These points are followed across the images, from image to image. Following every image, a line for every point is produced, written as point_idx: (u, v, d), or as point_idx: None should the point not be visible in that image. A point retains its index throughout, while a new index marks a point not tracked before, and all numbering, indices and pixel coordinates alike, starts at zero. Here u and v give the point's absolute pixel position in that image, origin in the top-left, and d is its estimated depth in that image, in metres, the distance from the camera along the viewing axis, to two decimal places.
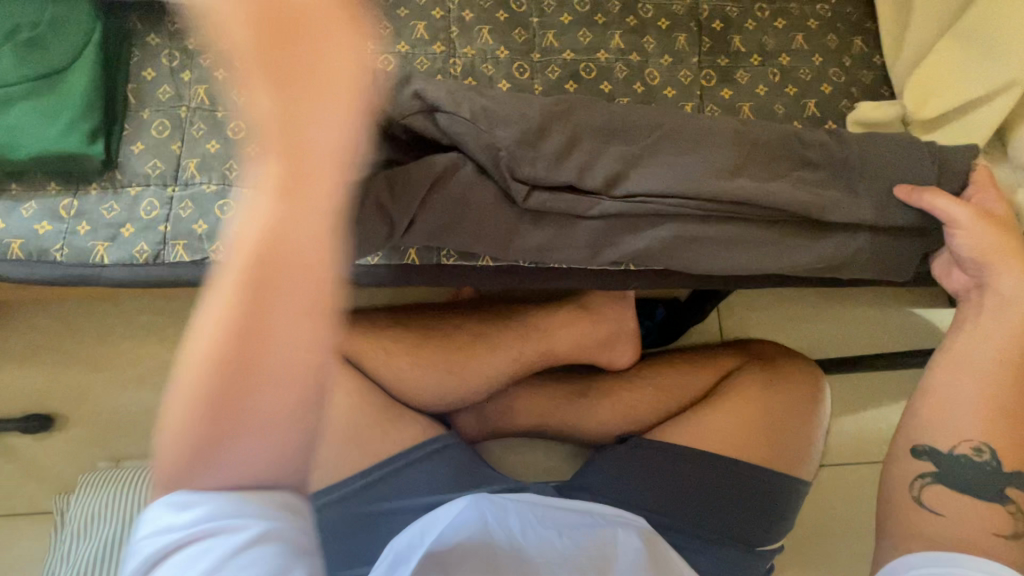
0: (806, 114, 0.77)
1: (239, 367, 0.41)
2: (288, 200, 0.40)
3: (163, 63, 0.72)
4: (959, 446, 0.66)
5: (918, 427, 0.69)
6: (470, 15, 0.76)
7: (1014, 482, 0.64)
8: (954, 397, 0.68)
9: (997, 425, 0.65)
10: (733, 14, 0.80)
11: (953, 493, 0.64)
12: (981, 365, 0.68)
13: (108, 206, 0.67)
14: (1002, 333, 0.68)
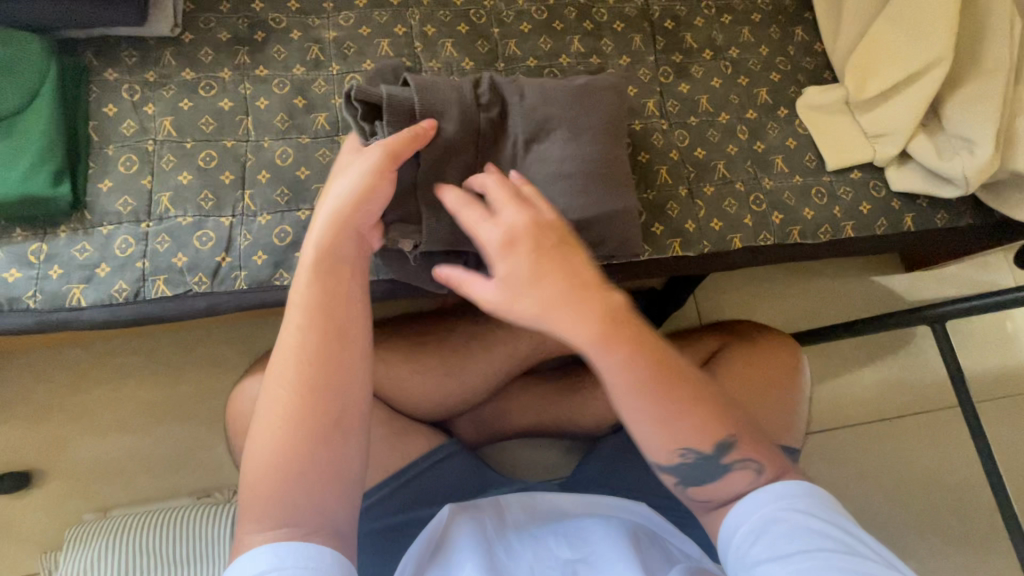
0: (759, 101, 0.81)
1: (323, 368, 0.54)
2: (350, 263, 0.58)
3: (124, 97, 0.70)
4: (672, 456, 0.55)
5: (642, 437, 0.54)
6: (432, 30, 0.78)
7: (727, 451, 0.55)
8: (628, 412, 0.53)
9: (686, 428, 0.54)
10: (683, 13, 0.84)
11: (706, 485, 0.56)
12: (587, 347, 0.51)
13: (80, 247, 0.65)
14: (615, 357, 0.51)
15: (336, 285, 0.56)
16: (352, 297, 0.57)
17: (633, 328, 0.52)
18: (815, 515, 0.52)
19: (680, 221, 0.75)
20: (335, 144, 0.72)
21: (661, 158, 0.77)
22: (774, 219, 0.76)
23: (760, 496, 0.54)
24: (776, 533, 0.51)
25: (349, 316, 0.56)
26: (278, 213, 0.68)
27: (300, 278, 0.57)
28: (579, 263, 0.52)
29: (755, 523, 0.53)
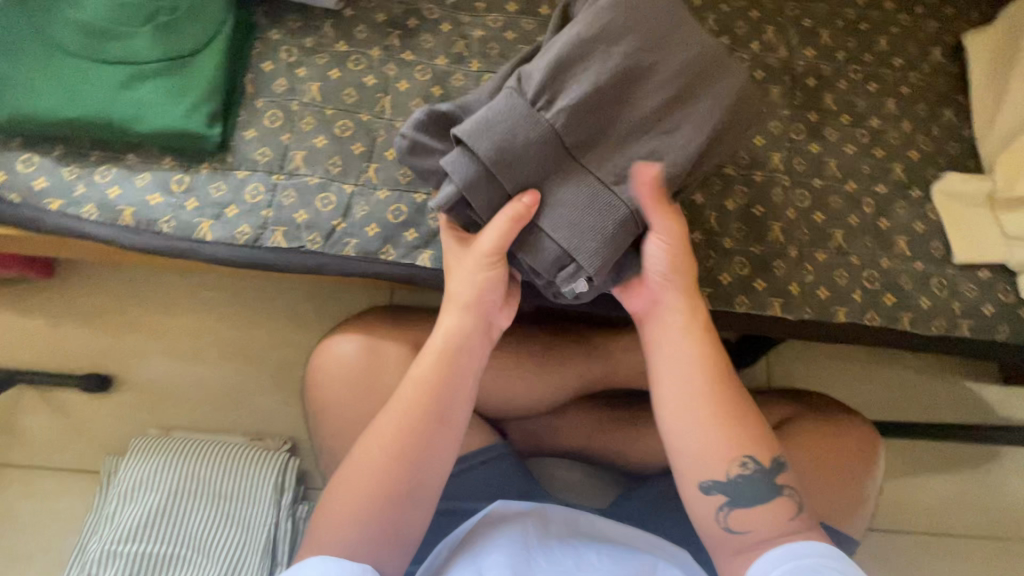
0: (892, 177, 0.78)
1: (426, 427, 0.61)
2: (469, 333, 0.66)
3: (281, 57, 0.75)
4: (731, 469, 0.62)
5: (699, 439, 0.63)
6: None
7: (780, 472, 0.63)
8: (689, 403, 0.64)
9: (749, 432, 0.63)
10: (827, 73, 0.82)
11: (750, 508, 0.61)
12: (678, 320, 0.67)
13: (216, 186, 0.70)
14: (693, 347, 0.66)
15: (451, 352, 0.65)
16: (465, 370, 0.65)
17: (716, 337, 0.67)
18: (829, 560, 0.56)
19: (784, 281, 0.72)
20: None
21: (777, 215, 0.75)
22: (887, 299, 0.73)
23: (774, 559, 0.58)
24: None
25: (460, 381, 0.64)
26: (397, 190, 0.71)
27: (431, 344, 0.66)
28: (683, 270, 0.67)
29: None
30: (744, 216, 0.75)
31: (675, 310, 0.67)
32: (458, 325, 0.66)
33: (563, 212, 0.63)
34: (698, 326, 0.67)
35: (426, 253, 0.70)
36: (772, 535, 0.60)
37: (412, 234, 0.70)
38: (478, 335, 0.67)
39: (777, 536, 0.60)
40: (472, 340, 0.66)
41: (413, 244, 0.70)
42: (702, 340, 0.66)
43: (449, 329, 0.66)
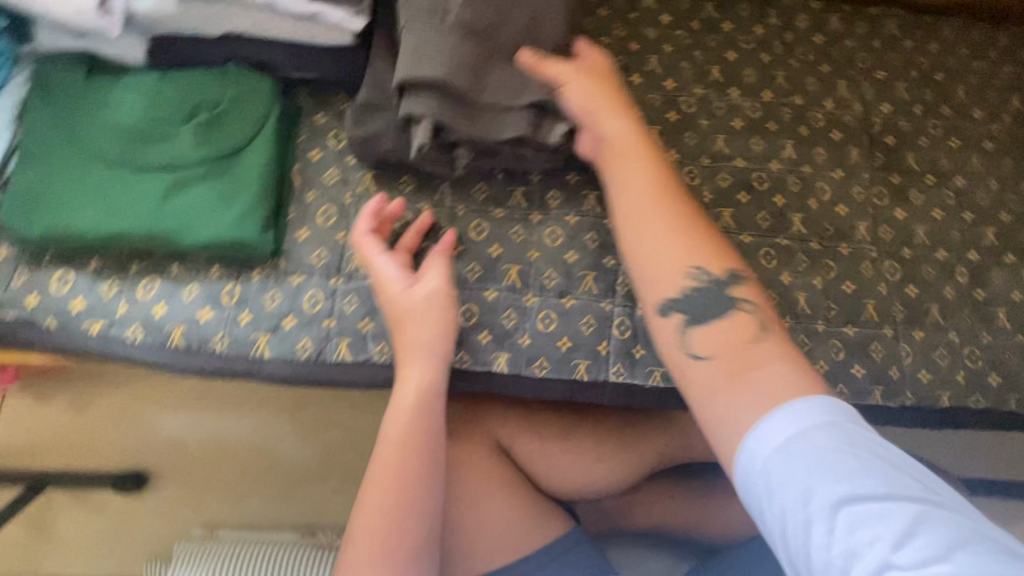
0: (983, 243, 0.73)
1: (409, 477, 0.53)
2: (438, 358, 0.57)
3: (330, 145, 0.69)
4: (681, 279, 0.52)
5: (643, 240, 0.53)
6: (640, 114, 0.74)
7: (735, 284, 0.52)
8: (634, 222, 0.54)
9: (694, 241, 0.53)
10: (906, 129, 0.77)
11: (710, 324, 0.50)
12: (620, 142, 0.57)
13: (271, 295, 0.64)
14: (638, 164, 0.56)
15: (423, 390, 0.56)
16: (435, 403, 0.56)
17: (657, 150, 0.58)
18: (972, 517, 0.40)
19: (883, 365, 0.68)
20: (530, 225, 0.69)
21: (869, 291, 0.70)
22: (991, 379, 0.68)
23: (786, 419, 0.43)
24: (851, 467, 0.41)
25: (433, 414, 0.56)
26: (466, 289, 0.65)
27: (401, 391, 0.56)
28: (615, 97, 0.59)
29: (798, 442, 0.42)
30: (833, 295, 0.70)
31: (618, 136, 0.58)
32: (426, 361, 0.57)
33: (511, 99, 0.61)
34: (647, 144, 0.57)
35: (502, 356, 0.64)
36: (737, 355, 0.48)
37: (487, 336, 0.64)
38: (443, 363, 0.58)
39: (744, 358, 0.48)
40: (439, 365, 0.57)
41: (486, 347, 0.64)
42: (643, 155, 0.57)
43: (416, 375, 0.56)
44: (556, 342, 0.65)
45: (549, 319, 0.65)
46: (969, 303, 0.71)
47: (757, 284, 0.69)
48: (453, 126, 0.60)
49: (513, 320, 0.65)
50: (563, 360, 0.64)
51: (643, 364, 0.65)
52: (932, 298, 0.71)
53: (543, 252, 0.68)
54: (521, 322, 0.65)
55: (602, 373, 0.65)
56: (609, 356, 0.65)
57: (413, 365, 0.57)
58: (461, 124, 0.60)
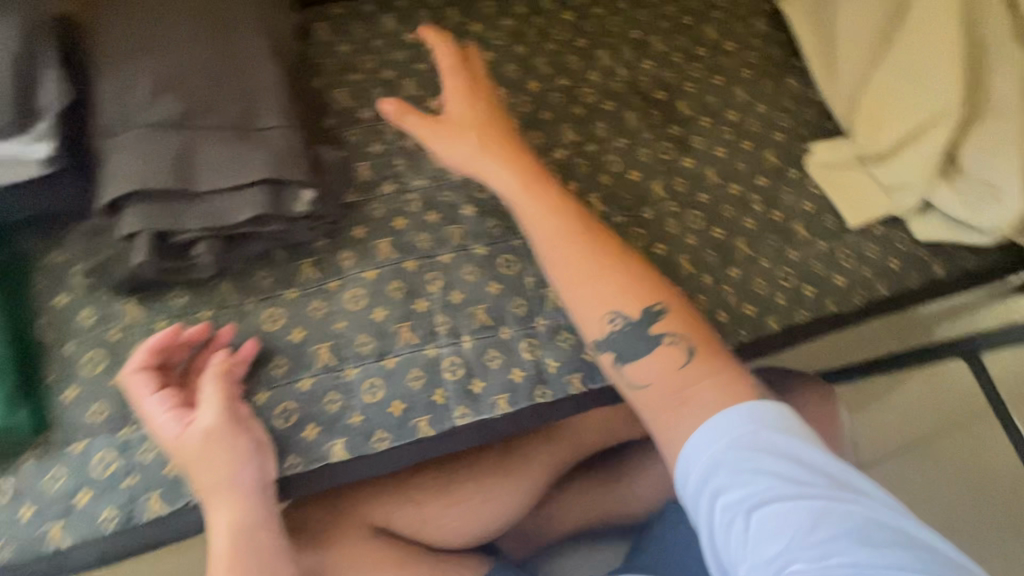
0: (768, 166, 0.76)
1: None
2: (245, 486, 0.54)
3: (77, 281, 0.61)
4: (604, 323, 0.59)
5: (574, 287, 0.59)
6: (413, 142, 0.71)
7: (651, 320, 0.58)
8: (566, 273, 0.60)
9: (615, 281, 0.59)
10: (672, 80, 0.79)
11: (638, 359, 0.58)
12: (512, 195, 0.62)
13: (51, 476, 0.55)
14: (568, 212, 0.62)
15: (236, 526, 0.53)
16: (257, 531, 0.53)
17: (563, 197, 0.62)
18: (893, 510, 0.47)
19: (711, 313, 0.70)
20: (329, 294, 0.64)
21: (680, 247, 0.72)
22: (807, 291, 0.72)
23: (742, 416, 0.52)
24: (781, 470, 0.49)
25: (258, 544, 0.53)
26: (276, 389, 0.60)
27: (216, 535, 0.53)
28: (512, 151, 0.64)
29: (738, 440, 0.51)
30: (648, 261, 0.71)
31: (506, 189, 0.63)
32: (233, 494, 0.53)
33: (230, 174, 0.57)
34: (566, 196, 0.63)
35: (337, 443, 0.60)
36: (671, 383, 0.56)
37: (313, 429, 0.60)
38: (255, 487, 0.54)
39: (675, 383, 0.56)
40: (250, 492, 0.54)
41: (317, 440, 0.60)
42: (544, 206, 0.62)
43: (225, 513, 0.53)
44: (387, 409, 0.61)
45: (374, 388, 0.61)
46: (770, 227, 0.74)
47: None
48: (179, 228, 0.56)
49: (337, 402, 0.61)
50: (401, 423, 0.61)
51: (485, 397, 0.63)
52: (737, 233, 0.73)
53: (349, 320, 0.63)
54: (346, 401, 0.61)
55: (445, 424, 0.62)
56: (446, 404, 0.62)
57: (221, 505, 0.53)
58: (184, 222, 0.56)
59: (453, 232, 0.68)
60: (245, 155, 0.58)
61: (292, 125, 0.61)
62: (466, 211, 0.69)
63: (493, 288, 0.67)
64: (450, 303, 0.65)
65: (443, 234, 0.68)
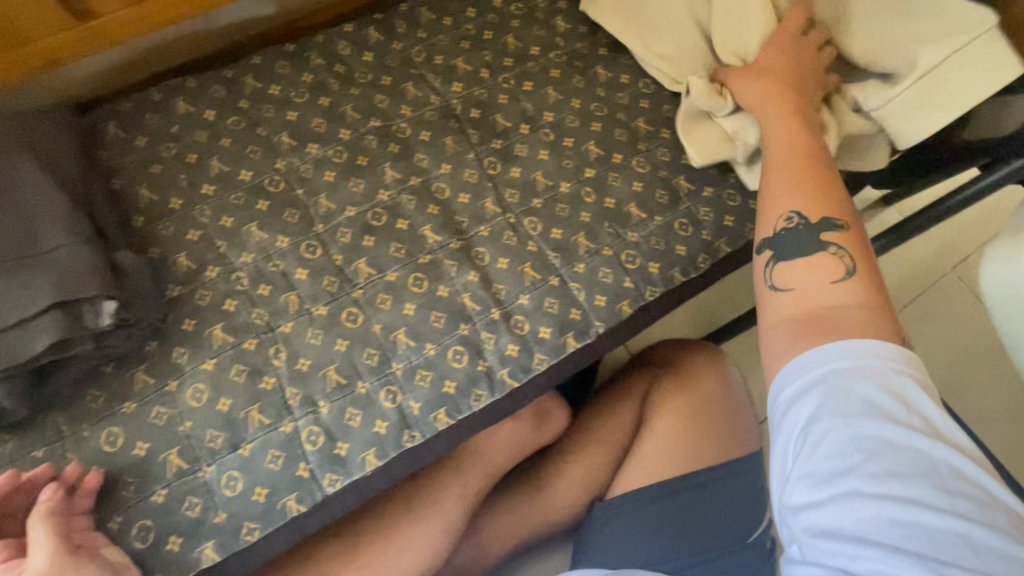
0: (592, 156, 0.78)
1: None
2: None
3: None
4: (777, 224, 0.62)
5: (774, 196, 0.64)
6: (231, 220, 0.69)
7: (829, 230, 0.60)
8: (771, 198, 0.64)
9: (815, 198, 0.62)
10: (485, 96, 0.80)
11: (794, 265, 0.60)
12: (770, 116, 0.68)
13: None
14: (792, 137, 0.66)
15: None
16: None
17: (813, 135, 0.66)
18: (975, 474, 0.46)
19: (564, 313, 0.71)
20: (168, 396, 0.62)
21: (522, 256, 0.73)
22: (652, 267, 0.74)
23: (868, 348, 0.51)
24: (884, 408, 0.48)
25: None
26: (128, 510, 0.58)
27: None
28: (785, 97, 0.68)
29: (851, 370, 0.50)
30: (493, 279, 0.71)
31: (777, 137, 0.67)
32: None
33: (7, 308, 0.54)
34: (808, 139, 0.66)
35: (207, 545, 0.59)
36: (819, 292, 0.57)
37: (178, 539, 0.58)
38: None
39: (824, 293, 0.57)
40: None
41: (185, 549, 0.58)
42: (790, 123, 0.67)
43: None
44: (252, 498, 0.60)
45: (234, 480, 0.60)
46: (606, 214, 0.76)
47: (420, 314, 0.68)
48: None
49: (198, 506, 0.59)
50: (270, 508, 0.60)
51: (352, 458, 0.62)
52: (574, 229, 0.74)
53: (193, 418, 0.61)
54: (207, 502, 0.59)
55: (316, 495, 0.61)
56: (312, 476, 0.61)
57: None
58: None
59: (290, 300, 0.67)
60: (23, 284, 0.55)
61: (80, 239, 0.58)
62: (299, 276, 0.68)
63: (340, 346, 0.66)
64: (297, 372, 0.64)
65: (280, 305, 0.67)
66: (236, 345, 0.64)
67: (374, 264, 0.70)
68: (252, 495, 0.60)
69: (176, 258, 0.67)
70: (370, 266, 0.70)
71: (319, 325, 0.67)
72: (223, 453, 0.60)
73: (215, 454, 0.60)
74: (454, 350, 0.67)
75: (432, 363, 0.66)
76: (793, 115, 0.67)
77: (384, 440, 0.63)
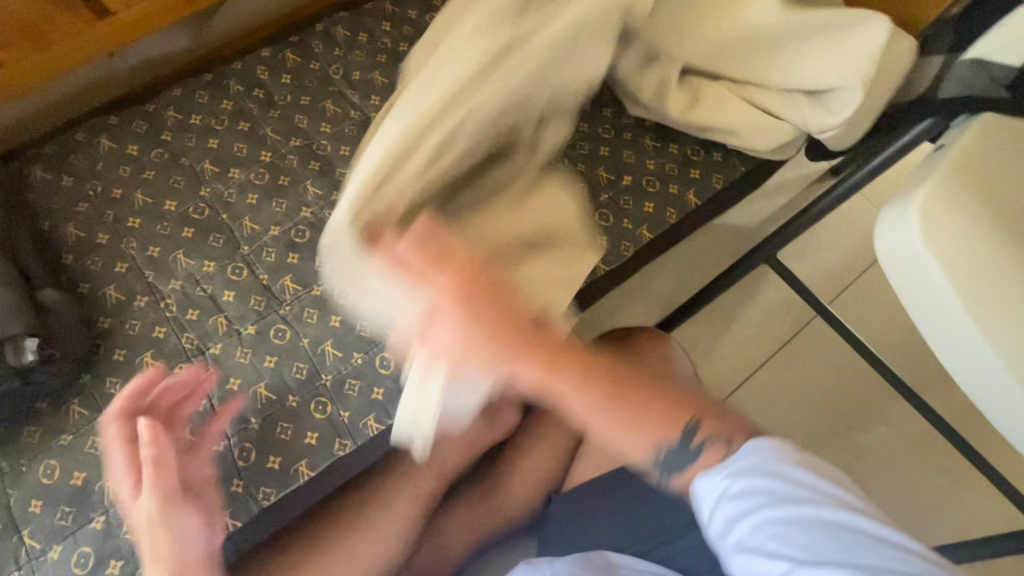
0: None
1: None
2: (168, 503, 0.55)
3: None
4: (652, 453, 0.52)
5: (604, 429, 0.51)
6: (158, 249, 0.71)
7: (686, 451, 0.52)
8: (611, 429, 0.51)
9: (632, 434, 0.51)
10: None
11: (685, 468, 0.52)
12: (541, 390, 0.49)
13: None
14: (619, 433, 0.51)
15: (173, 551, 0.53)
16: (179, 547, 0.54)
17: (626, 373, 0.52)
18: (874, 523, 0.45)
19: None
20: (103, 426, 0.64)
21: None
22: None
23: (747, 458, 0.49)
24: (781, 492, 0.47)
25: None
26: (67, 540, 0.60)
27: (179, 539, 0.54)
28: (548, 349, 0.48)
29: (740, 469, 0.49)
30: None
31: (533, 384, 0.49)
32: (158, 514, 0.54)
33: None
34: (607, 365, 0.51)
35: (147, 567, 0.60)
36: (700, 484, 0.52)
37: (118, 564, 0.60)
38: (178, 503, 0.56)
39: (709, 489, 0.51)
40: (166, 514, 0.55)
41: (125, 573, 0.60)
42: (560, 388, 0.49)
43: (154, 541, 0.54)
44: None
45: None
46: None
47: (346, 324, 0.70)
48: None
49: (137, 530, 0.61)
50: None
51: (286, 469, 0.64)
52: None
53: None
54: None
55: (252, 508, 0.63)
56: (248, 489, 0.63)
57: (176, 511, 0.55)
58: None
59: (219, 322, 0.69)
60: None
61: (0, 282, 0.60)
62: (227, 298, 0.70)
63: (269, 362, 0.68)
64: (228, 391, 0.66)
65: (209, 328, 0.69)
66: (167, 370, 0.66)
67: (300, 279, 0.72)
68: None
69: (106, 290, 0.69)
70: (296, 282, 0.72)
71: (248, 342, 0.68)
72: None
73: None
74: (382, 357, 0.69)
75: (361, 371, 0.68)
76: (579, 370, 0.49)
77: (319, 449, 0.65)
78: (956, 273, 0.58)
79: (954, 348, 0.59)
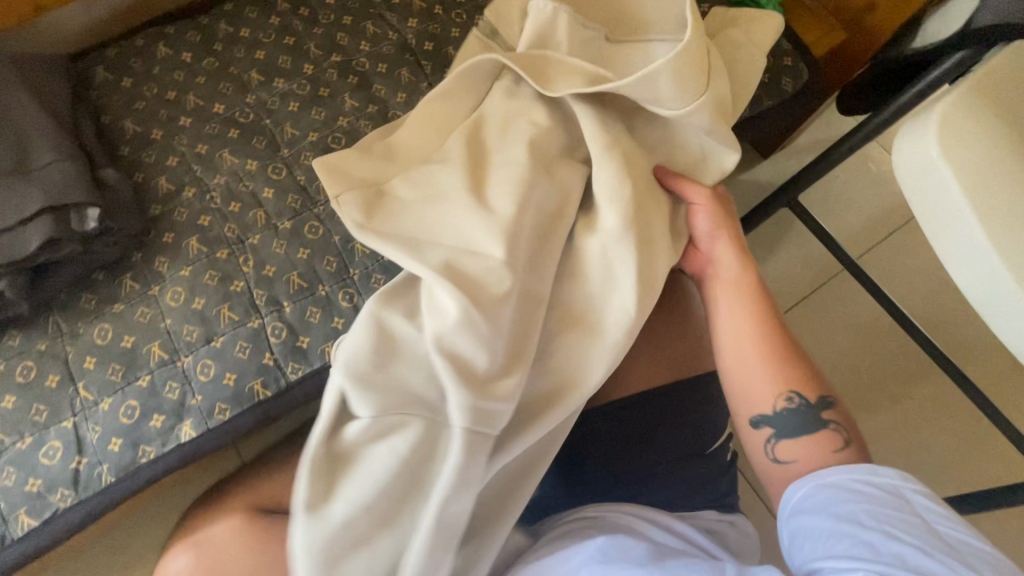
0: None
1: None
2: None
3: None
4: (777, 402, 0.61)
5: (734, 368, 0.63)
6: (206, 147, 0.77)
7: (827, 408, 0.61)
8: (739, 365, 0.63)
9: (776, 372, 0.62)
10: (437, 31, 0.85)
11: (795, 439, 0.60)
12: (726, 334, 0.64)
13: None
14: (757, 359, 0.63)
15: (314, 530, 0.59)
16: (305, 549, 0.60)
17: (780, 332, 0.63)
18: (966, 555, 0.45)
19: None
20: (151, 298, 0.69)
21: None
22: None
23: (853, 472, 0.53)
24: (870, 499, 0.49)
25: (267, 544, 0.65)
26: (115, 394, 0.66)
27: None
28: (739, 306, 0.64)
29: (845, 477, 0.53)
30: None
31: (724, 331, 0.64)
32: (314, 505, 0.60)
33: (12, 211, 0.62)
34: (756, 341, 0.63)
35: (185, 424, 0.66)
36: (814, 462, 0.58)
37: (158, 418, 0.65)
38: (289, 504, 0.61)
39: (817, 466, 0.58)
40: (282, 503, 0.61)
41: (165, 426, 0.65)
42: (749, 325, 0.64)
43: None
44: (223, 382, 0.67)
45: (208, 367, 0.67)
46: None
47: None
48: None
49: (177, 390, 0.66)
50: (239, 392, 0.67)
51: (313, 349, 0.69)
52: None
53: (172, 315, 0.69)
54: (185, 386, 0.67)
55: (279, 381, 0.68)
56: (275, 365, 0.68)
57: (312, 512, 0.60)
58: None
59: (258, 216, 0.74)
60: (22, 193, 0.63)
61: (66, 156, 0.66)
62: (266, 195, 0.75)
63: (302, 254, 0.72)
64: (263, 277, 0.71)
65: (248, 220, 0.74)
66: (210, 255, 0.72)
67: None
68: (222, 380, 0.67)
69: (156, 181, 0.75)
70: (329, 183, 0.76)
71: (283, 236, 0.73)
72: (198, 345, 0.68)
73: (190, 346, 0.68)
74: None
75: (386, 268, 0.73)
76: (743, 328, 0.63)
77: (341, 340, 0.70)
78: (970, 180, 0.58)
79: (965, 258, 0.60)
